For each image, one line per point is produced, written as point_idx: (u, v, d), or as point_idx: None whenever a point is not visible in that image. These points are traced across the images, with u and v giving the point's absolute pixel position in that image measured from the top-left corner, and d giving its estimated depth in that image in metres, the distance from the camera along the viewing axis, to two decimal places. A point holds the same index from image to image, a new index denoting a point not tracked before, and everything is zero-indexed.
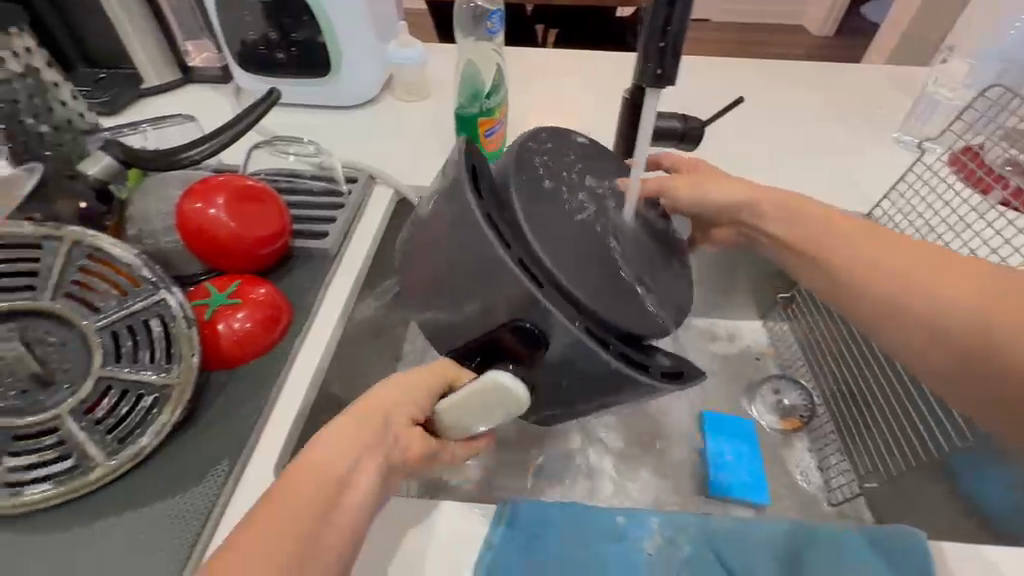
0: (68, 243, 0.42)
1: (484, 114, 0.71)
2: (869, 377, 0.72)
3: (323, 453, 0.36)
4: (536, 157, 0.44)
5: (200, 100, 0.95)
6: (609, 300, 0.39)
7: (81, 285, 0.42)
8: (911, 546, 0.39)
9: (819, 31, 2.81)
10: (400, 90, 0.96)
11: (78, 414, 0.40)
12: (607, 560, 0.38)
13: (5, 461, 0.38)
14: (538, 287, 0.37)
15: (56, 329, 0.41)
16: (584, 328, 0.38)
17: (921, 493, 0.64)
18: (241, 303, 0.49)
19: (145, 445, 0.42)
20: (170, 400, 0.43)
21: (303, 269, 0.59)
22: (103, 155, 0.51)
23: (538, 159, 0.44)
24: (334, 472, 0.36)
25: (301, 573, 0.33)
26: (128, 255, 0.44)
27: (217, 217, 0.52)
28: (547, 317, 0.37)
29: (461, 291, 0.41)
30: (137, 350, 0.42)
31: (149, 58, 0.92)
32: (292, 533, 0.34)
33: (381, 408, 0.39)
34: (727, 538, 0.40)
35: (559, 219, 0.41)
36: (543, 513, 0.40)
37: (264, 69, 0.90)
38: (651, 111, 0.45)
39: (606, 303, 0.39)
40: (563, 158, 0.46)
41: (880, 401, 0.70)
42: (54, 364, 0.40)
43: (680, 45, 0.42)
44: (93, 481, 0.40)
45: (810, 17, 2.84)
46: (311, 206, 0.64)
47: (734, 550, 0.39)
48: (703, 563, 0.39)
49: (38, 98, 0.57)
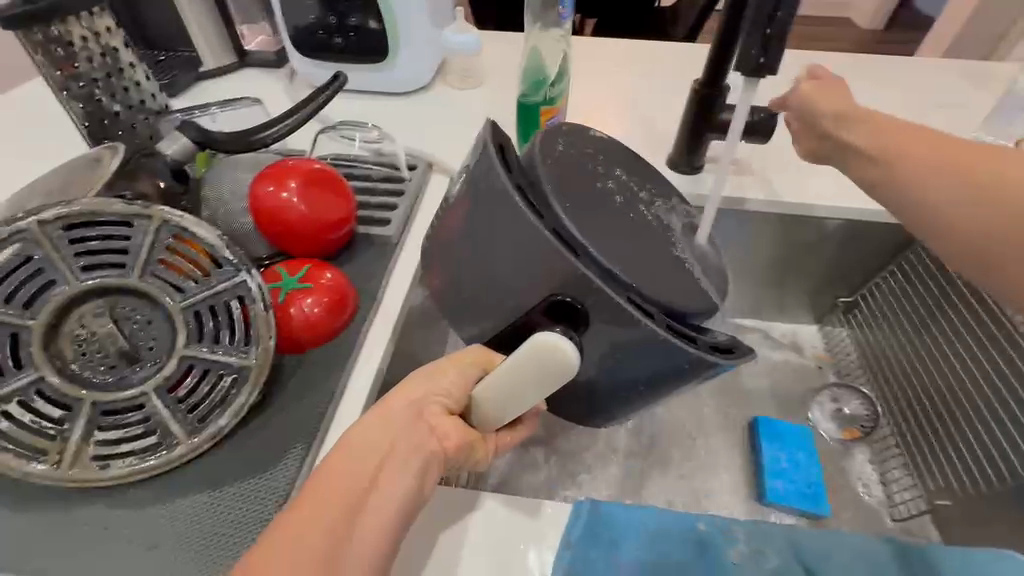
0: (155, 222, 0.42)
1: (546, 103, 0.70)
2: (945, 390, 0.69)
3: (363, 437, 0.37)
4: (557, 137, 0.42)
5: (255, 83, 0.96)
6: (650, 272, 0.37)
7: (166, 264, 0.42)
8: None
9: (868, 25, 2.69)
10: (452, 78, 0.95)
11: (163, 391, 0.40)
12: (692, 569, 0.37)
13: (94, 434, 0.39)
14: (576, 257, 0.35)
15: (141, 307, 0.41)
16: (626, 299, 0.35)
17: (1000, 514, 0.61)
18: (312, 288, 0.49)
19: (223, 425, 0.42)
20: (249, 381, 0.43)
21: (368, 255, 0.59)
22: (182, 135, 0.52)
23: (559, 139, 0.42)
24: (373, 455, 0.36)
25: (338, 552, 0.33)
26: (210, 235, 0.44)
27: (288, 200, 0.52)
28: (588, 289, 0.35)
29: (499, 270, 0.39)
30: (217, 331, 0.43)
31: (207, 41, 0.92)
32: (335, 511, 0.34)
33: (420, 390, 0.40)
34: (818, 553, 0.38)
35: (592, 196, 0.39)
36: (622, 515, 0.39)
37: (319, 54, 0.90)
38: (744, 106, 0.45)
39: (652, 278, 0.37)
40: (586, 139, 0.44)
41: (957, 416, 0.67)
42: (140, 341, 0.41)
43: (787, 33, 0.40)
44: (176, 458, 0.41)
45: (860, 9, 2.72)
46: (373, 192, 0.64)
47: (826, 566, 0.37)
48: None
49: (115, 78, 0.58)
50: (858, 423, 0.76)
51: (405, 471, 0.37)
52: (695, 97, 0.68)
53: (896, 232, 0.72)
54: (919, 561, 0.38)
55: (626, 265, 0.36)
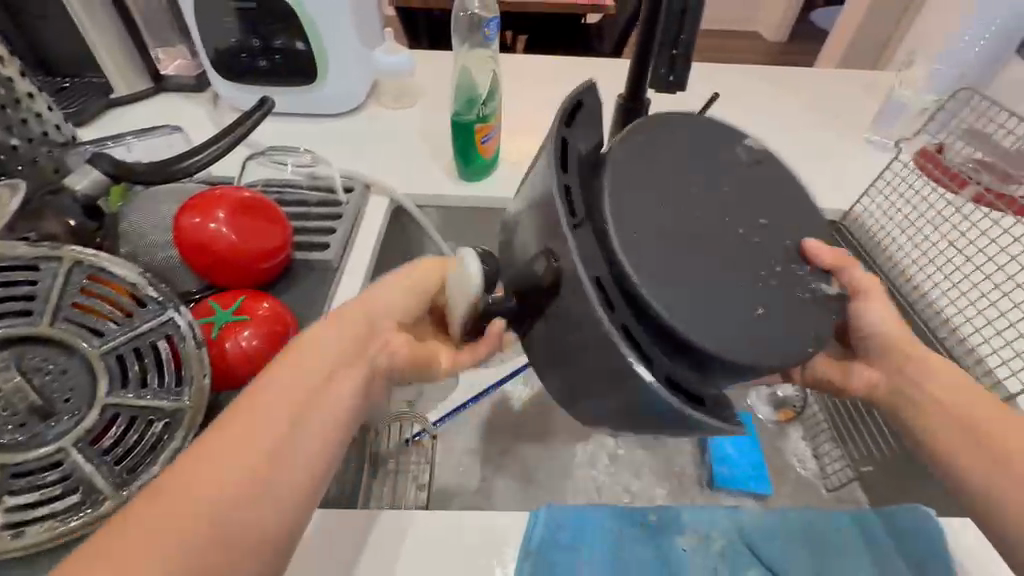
0: (68, 263, 0.40)
1: (480, 120, 0.72)
2: None
3: (321, 340, 0.36)
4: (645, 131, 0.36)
5: (175, 109, 0.91)
6: (692, 308, 0.30)
7: (82, 307, 0.40)
8: (929, 530, 0.41)
9: (773, 38, 2.93)
10: (385, 98, 0.95)
11: (84, 444, 0.37)
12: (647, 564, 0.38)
13: (3, 500, 0.35)
14: (593, 274, 0.29)
15: (54, 356, 0.38)
16: (595, 282, 0.29)
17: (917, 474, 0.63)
18: (248, 320, 0.47)
19: (155, 474, 0.39)
20: (183, 424, 0.41)
21: (308, 282, 0.58)
22: (92, 168, 0.49)
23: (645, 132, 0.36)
24: (325, 360, 0.36)
25: (272, 456, 0.32)
26: (131, 274, 0.42)
27: (216, 231, 0.50)
28: (585, 311, 0.28)
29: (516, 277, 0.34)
30: (144, 374, 0.40)
31: (118, 66, 0.87)
32: (286, 402, 0.34)
33: (387, 296, 0.40)
34: (761, 533, 0.41)
35: (658, 186, 0.34)
36: (578, 519, 0.40)
37: (244, 77, 0.88)
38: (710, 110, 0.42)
39: (674, 295, 0.30)
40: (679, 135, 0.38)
41: None
42: (55, 393, 0.37)
43: (691, 52, 0.44)
44: (99, 519, 0.37)
45: (765, 24, 2.97)
46: (309, 217, 0.63)
47: (768, 544, 0.40)
48: (739, 558, 0.39)
49: (10, 109, 0.54)
50: (791, 403, 0.81)
51: (358, 374, 0.37)
52: (621, 110, 0.72)
53: None
54: (848, 527, 0.42)
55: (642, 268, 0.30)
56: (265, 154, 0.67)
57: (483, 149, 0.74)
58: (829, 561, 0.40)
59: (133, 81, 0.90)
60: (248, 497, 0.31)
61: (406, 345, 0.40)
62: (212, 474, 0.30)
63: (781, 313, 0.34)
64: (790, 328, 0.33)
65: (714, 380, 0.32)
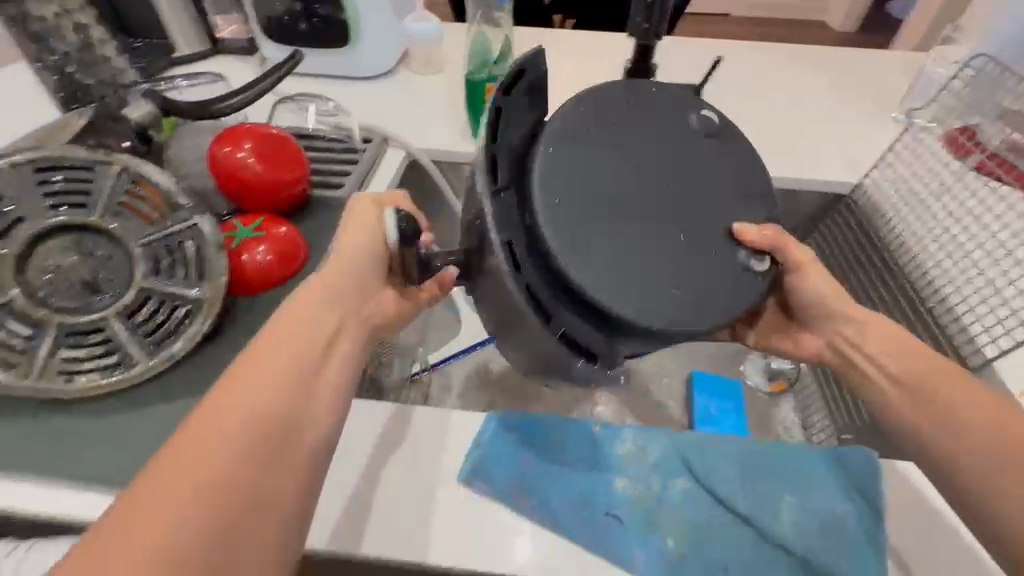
0: (118, 169, 0.48)
1: (492, 80, 0.76)
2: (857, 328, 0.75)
3: (311, 315, 0.37)
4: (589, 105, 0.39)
5: (227, 69, 1.01)
6: (604, 272, 0.35)
7: (127, 206, 0.48)
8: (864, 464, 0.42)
9: (842, 28, 2.77)
10: (415, 64, 1.01)
11: (123, 317, 0.45)
12: (587, 467, 0.43)
13: (59, 351, 0.44)
14: (505, 241, 0.34)
15: (102, 244, 0.46)
16: (504, 242, 0.34)
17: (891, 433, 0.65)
18: (263, 237, 0.54)
19: (177, 349, 0.47)
20: (203, 311, 0.48)
21: (323, 216, 0.64)
22: (146, 101, 0.57)
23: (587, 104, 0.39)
24: (320, 335, 0.37)
25: (282, 428, 0.32)
26: (168, 184, 0.50)
27: (244, 160, 0.57)
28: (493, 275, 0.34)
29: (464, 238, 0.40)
30: (173, 267, 0.48)
31: (181, 29, 0.97)
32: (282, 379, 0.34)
33: (369, 266, 0.41)
34: (696, 450, 0.44)
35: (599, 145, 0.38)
36: (528, 424, 0.44)
37: (287, 40, 0.96)
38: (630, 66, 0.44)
39: (583, 251, 0.35)
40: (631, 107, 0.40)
41: None
42: (103, 274, 0.46)
43: (668, 3, 0.46)
44: (133, 377, 0.45)
45: (832, 13, 2.81)
46: (329, 162, 0.70)
47: (701, 459, 0.43)
48: (670, 467, 0.43)
49: (85, 53, 0.63)
50: (784, 375, 0.82)
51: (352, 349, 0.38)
52: None
53: (814, 202, 0.79)
54: (789, 455, 0.44)
55: (555, 227, 0.35)
56: (296, 102, 0.77)
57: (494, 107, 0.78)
58: (760, 480, 0.42)
59: (194, 43, 1.00)
60: (250, 468, 0.30)
61: (388, 308, 0.43)
62: (209, 455, 0.30)
63: (700, 278, 0.38)
64: (702, 287, 0.37)
65: (621, 345, 0.37)
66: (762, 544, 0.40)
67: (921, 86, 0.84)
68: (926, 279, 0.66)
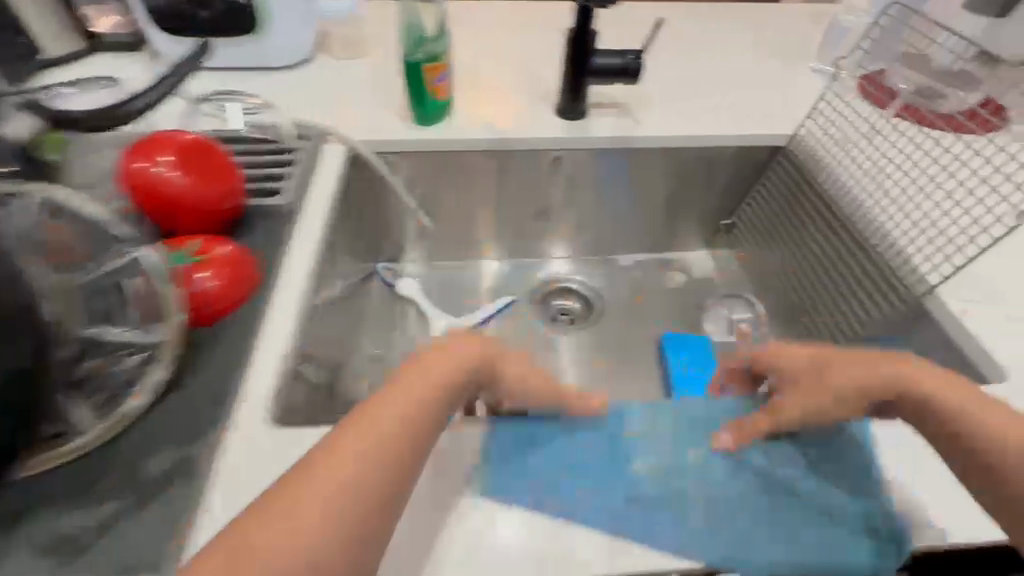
0: (37, 202, 0.41)
1: (429, 60, 0.73)
2: (805, 284, 0.81)
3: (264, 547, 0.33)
4: None
5: (114, 70, 0.88)
6: None
7: (59, 255, 0.41)
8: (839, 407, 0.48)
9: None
10: (336, 47, 0.91)
11: (97, 389, 0.42)
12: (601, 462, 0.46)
13: (82, 423, 0.41)
14: None
15: (102, 355, 0.42)
16: None
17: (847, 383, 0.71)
18: (206, 261, 0.50)
19: (136, 402, 0.42)
20: (162, 353, 0.43)
21: (274, 219, 0.60)
22: None
23: None
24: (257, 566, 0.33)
25: None
26: (103, 215, 0.43)
27: (163, 176, 0.51)
28: None
29: None
30: (123, 314, 0.43)
31: (43, 26, 0.82)
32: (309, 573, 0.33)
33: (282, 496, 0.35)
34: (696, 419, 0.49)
35: None
36: (522, 425, 0.48)
37: (182, 29, 0.80)
38: (325, 225, 0.64)
39: None
40: None
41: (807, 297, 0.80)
42: (113, 341, 0.42)
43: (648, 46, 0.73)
44: (76, 448, 0.40)
45: None
46: (259, 164, 0.65)
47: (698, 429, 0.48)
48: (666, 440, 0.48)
49: None
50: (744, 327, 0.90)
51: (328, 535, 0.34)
52: (569, 43, 0.74)
53: (754, 158, 0.84)
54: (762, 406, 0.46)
55: None
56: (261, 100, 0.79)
57: (435, 90, 0.74)
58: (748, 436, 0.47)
59: (63, 41, 0.85)
60: None
61: (358, 474, 0.37)
62: None
63: None
64: None
65: None
66: (838, 535, 0.43)
67: (834, 38, 0.90)
68: (857, 207, 0.72)
